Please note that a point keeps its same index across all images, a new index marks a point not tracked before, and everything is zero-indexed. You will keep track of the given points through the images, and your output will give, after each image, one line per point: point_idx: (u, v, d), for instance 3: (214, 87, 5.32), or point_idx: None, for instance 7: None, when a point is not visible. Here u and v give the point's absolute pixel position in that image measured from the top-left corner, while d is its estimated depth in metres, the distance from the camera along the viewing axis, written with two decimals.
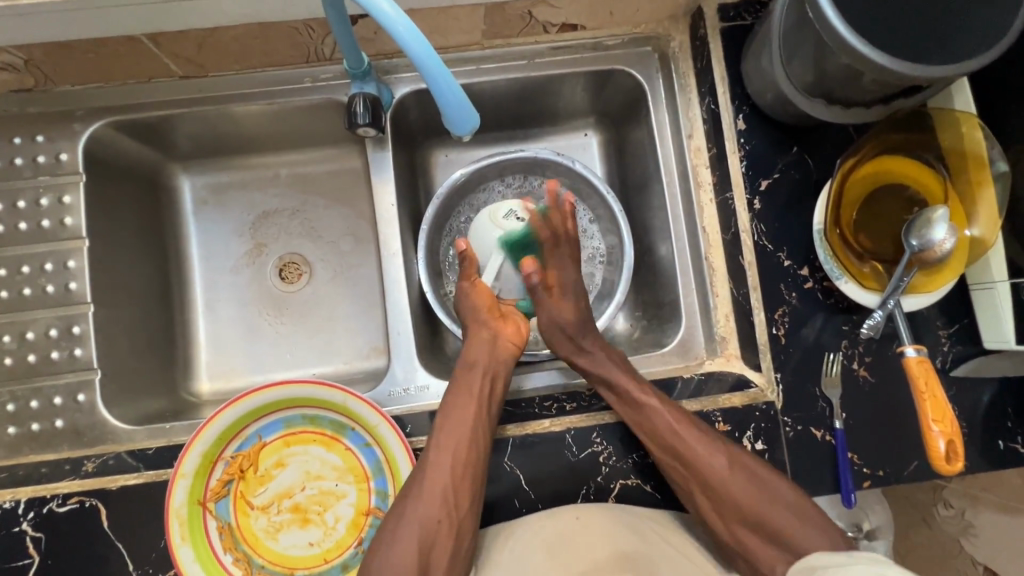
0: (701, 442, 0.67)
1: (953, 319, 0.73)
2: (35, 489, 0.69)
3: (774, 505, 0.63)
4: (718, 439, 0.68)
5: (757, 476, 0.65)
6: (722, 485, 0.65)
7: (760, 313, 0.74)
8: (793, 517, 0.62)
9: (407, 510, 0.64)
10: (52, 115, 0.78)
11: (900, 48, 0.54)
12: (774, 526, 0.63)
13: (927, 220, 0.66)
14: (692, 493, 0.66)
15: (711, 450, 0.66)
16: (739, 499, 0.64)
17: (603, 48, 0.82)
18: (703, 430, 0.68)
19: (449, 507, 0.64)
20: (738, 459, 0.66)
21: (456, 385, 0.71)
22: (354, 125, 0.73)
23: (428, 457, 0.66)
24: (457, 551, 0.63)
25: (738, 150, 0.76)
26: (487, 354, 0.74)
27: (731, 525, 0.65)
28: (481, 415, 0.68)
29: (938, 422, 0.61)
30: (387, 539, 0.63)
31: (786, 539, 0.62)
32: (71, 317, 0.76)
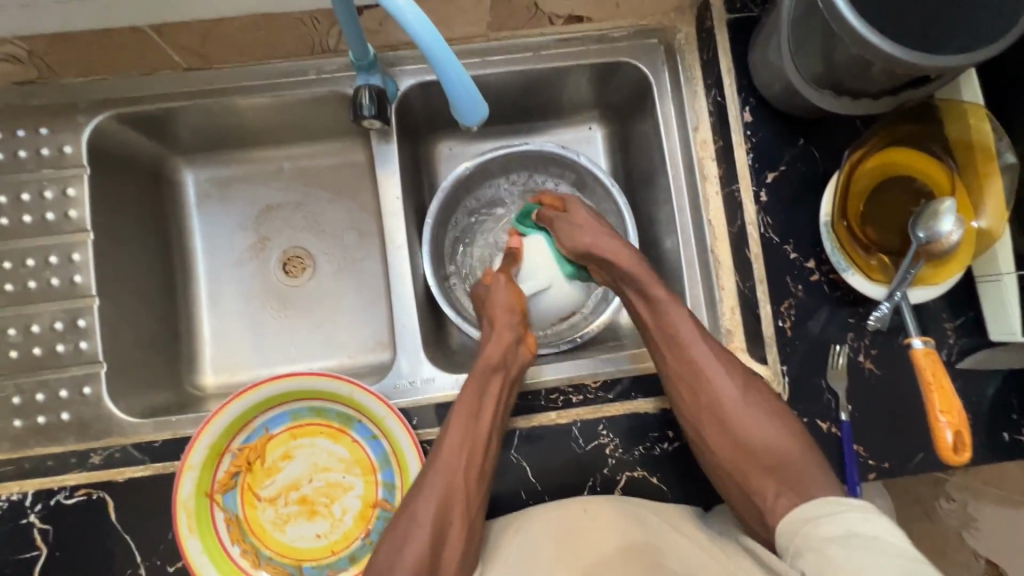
0: (723, 364, 0.68)
1: (959, 311, 0.73)
2: (43, 482, 0.69)
3: (781, 435, 0.65)
4: (738, 367, 0.69)
5: (769, 406, 0.67)
6: (733, 410, 0.67)
7: (766, 306, 0.74)
8: (795, 449, 0.64)
9: (419, 511, 0.63)
10: (55, 108, 0.77)
11: (909, 38, 0.54)
12: (774, 456, 0.64)
13: (934, 212, 0.66)
14: (702, 416, 0.67)
15: (730, 375, 0.68)
16: (745, 425, 0.66)
17: (609, 40, 0.82)
18: (724, 355, 0.69)
19: (461, 506, 0.64)
20: (754, 387, 0.68)
21: (470, 387, 0.69)
22: (359, 117, 0.72)
23: (444, 456, 0.65)
24: (468, 550, 0.63)
25: (744, 142, 0.76)
26: (508, 356, 0.71)
27: (731, 453, 0.66)
28: (496, 417, 0.68)
29: (946, 413, 0.61)
30: (399, 540, 0.62)
31: (784, 470, 0.64)
32: (76, 310, 0.76)
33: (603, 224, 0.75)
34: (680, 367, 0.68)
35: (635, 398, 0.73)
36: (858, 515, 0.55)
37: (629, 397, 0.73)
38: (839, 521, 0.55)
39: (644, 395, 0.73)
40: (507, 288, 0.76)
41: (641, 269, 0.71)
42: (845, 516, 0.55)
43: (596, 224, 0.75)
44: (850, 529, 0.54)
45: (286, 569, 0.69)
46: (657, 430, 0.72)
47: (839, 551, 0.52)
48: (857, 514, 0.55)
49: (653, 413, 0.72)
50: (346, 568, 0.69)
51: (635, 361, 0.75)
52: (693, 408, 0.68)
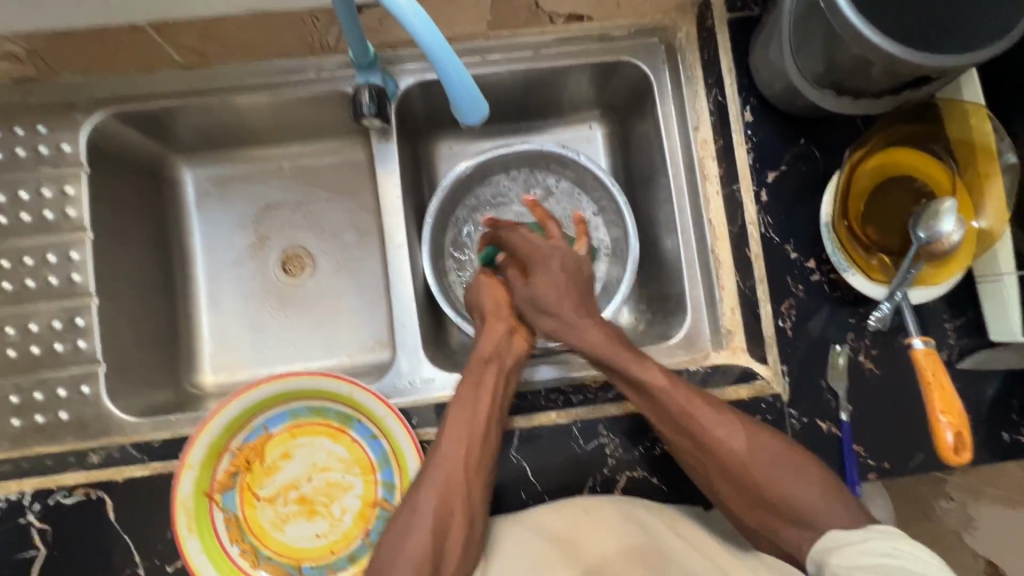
0: (720, 420, 0.65)
1: (960, 312, 0.73)
2: (41, 481, 0.69)
3: (796, 484, 0.62)
4: (737, 416, 0.66)
5: (779, 454, 0.64)
6: (741, 466, 0.64)
7: (766, 306, 0.74)
8: (813, 495, 0.61)
9: (420, 504, 0.63)
10: (54, 106, 0.77)
11: (913, 38, 0.54)
12: (795, 506, 0.62)
13: (935, 212, 0.66)
14: (711, 476, 0.65)
15: (732, 430, 0.65)
16: (759, 480, 0.63)
17: (609, 39, 0.82)
18: (717, 406, 0.67)
19: (460, 499, 0.64)
20: (759, 436, 0.65)
21: (467, 378, 0.70)
22: (359, 116, 0.72)
23: (442, 451, 0.65)
24: (469, 543, 0.63)
25: (745, 142, 0.76)
26: (501, 349, 0.72)
27: (752, 509, 0.64)
28: (494, 410, 0.67)
29: (946, 413, 0.61)
30: (402, 533, 0.62)
31: (806, 520, 0.61)
32: (75, 309, 0.76)
33: (573, 289, 0.75)
34: (674, 432, 0.66)
35: None
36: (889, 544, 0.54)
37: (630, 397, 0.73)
38: (868, 550, 0.55)
39: None
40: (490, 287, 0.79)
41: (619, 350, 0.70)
42: (868, 543, 0.56)
43: (562, 284, 0.75)
44: (874, 557, 0.54)
45: (286, 568, 0.69)
46: (657, 430, 0.71)
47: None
48: (881, 541, 0.55)
49: None
50: (345, 568, 0.69)
51: None
52: (700, 468, 0.66)
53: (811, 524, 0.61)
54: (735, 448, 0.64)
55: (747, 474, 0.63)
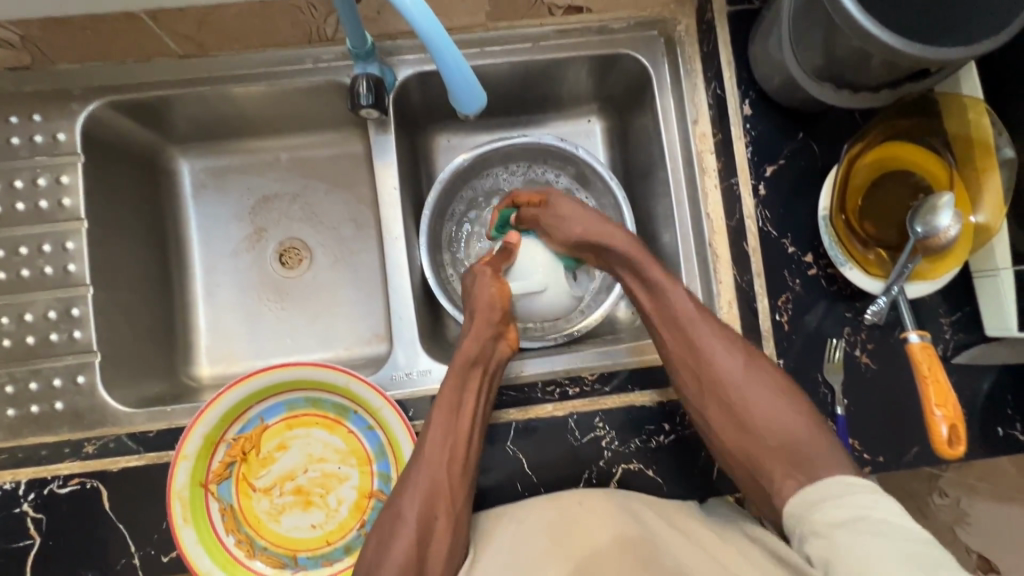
0: (723, 341, 0.68)
1: (956, 307, 0.73)
2: (37, 470, 0.69)
3: (783, 409, 0.65)
4: (738, 341, 0.69)
5: (773, 385, 0.67)
6: (737, 391, 0.67)
7: (763, 300, 0.74)
8: (800, 426, 0.64)
9: (404, 508, 0.64)
10: (49, 94, 0.76)
11: (912, 29, 0.54)
12: (778, 431, 0.65)
13: (932, 207, 0.66)
14: (706, 398, 0.67)
15: (733, 355, 0.68)
16: (748, 402, 0.66)
17: (609, 32, 0.81)
18: (725, 333, 0.69)
19: (445, 499, 0.64)
20: (757, 364, 0.68)
21: (449, 382, 0.69)
22: (357, 107, 0.72)
23: (426, 454, 0.65)
24: (455, 543, 0.63)
25: (743, 136, 0.76)
26: (487, 353, 0.71)
27: (736, 432, 0.66)
28: (477, 412, 0.68)
29: (941, 406, 0.61)
30: (385, 537, 0.62)
31: (786, 445, 0.64)
32: (70, 299, 0.75)
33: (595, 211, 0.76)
34: (680, 347, 0.69)
35: (632, 390, 0.73)
36: (868, 497, 0.55)
37: (626, 390, 0.73)
38: (846, 502, 0.56)
39: (640, 387, 0.73)
40: (495, 282, 0.74)
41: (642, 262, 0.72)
42: (848, 499, 0.56)
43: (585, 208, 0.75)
44: (854, 514, 0.54)
45: (281, 559, 0.69)
46: (653, 423, 0.72)
47: (848, 538, 0.53)
48: (861, 496, 0.56)
49: (650, 406, 0.72)
50: (341, 559, 0.69)
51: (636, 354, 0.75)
52: (695, 388, 0.68)
53: (791, 450, 0.64)
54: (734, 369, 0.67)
55: (738, 396, 0.67)
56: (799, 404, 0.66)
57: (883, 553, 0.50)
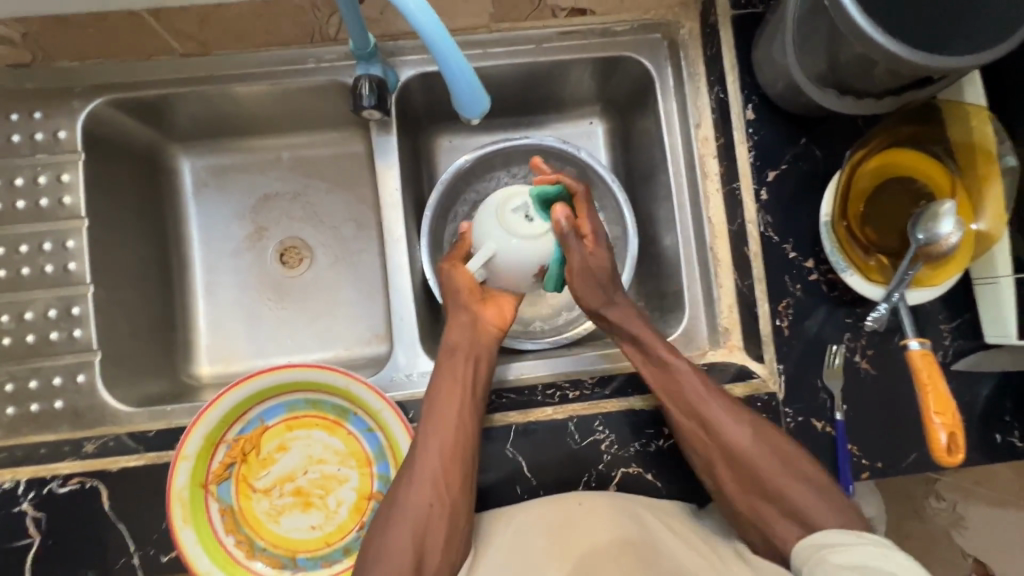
0: (726, 407, 0.67)
1: (956, 314, 0.73)
2: (35, 470, 0.68)
3: (790, 476, 0.64)
4: (744, 411, 0.68)
5: (782, 453, 0.65)
6: (745, 456, 0.65)
7: (764, 305, 0.74)
8: (811, 495, 0.62)
9: (401, 494, 0.64)
10: (50, 92, 0.76)
11: (917, 37, 0.54)
12: (791, 500, 0.62)
13: (935, 213, 0.66)
14: (714, 464, 0.66)
15: (739, 423, 0.66)
16: (760, 470, 0.64)
17: (612, 34, 0.81)
18: (729, 402, 0.68)
19: (440, 487, 0.64)
20: (765, 433, 0.66)
21: (439, 370, 0.70)
22: (359, 108, 0.72)
23: (419, 444, 0.66)
24: (454, 532, 0.63)
25: (746, 140, 0.75)
26: (472, 343, 0.72)
27: (751, 500, 0.64)
28: (466, 400, 0.68)
29: (940, 414, 0.60)
30: (383, 522, 0.64)
31: (798, 517, 0.62)
32: (70, 297, 0.75)
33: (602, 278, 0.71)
34: (685, 419, 0.67)
35: (632, 394, 0.73)
36: (877, 550, 0.53)
37: (626, 394, 0.73)
38: (852, 551, 0.54)
39: (640, 391, 0.73)
40: (456, 271, 0.73)
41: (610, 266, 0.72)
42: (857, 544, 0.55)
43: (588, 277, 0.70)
44: (856, 557, 0.53)
45: (281, 560, 0.69)
46: (653, 427, 0.72)
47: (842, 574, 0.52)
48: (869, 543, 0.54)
49: (649, 410, 0.72)
50: (340, 560, 0.68)
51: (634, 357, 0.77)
52: (705, 456, 0.67)
53: (805, 521, 0.61)
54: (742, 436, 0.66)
55: (749, 464, 0.65)
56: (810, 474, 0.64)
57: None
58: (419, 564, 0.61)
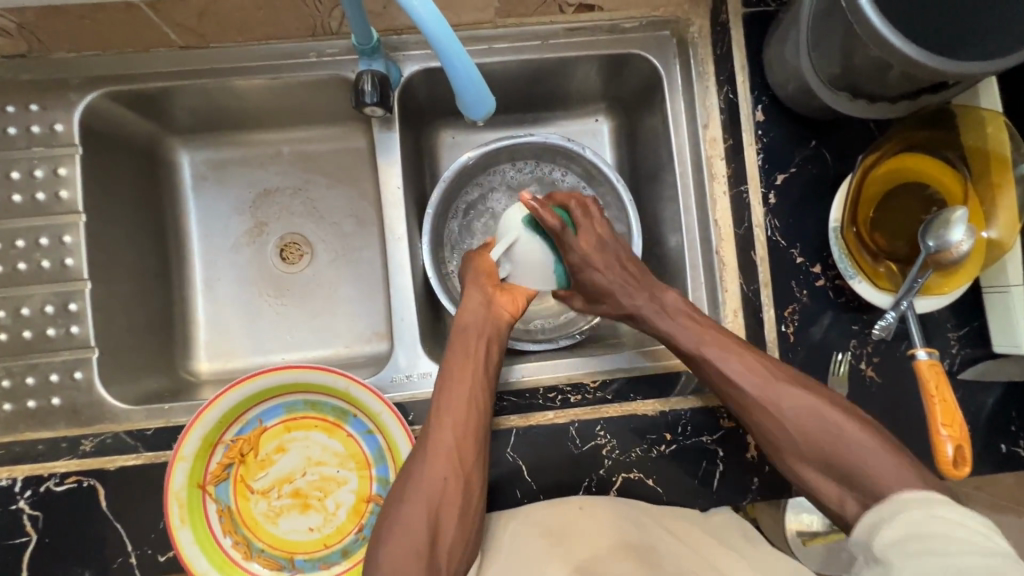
0: (763, 381, 0.66)
1: (964, 322, 0.72)
2: (32, 468, 0.69)
3: (847, 445, 0.62)
4: (790, 379, 0.66)
5: (834, 421, 0.63)
6: (793, 428, 0.64)
7: (769, 311, 0.73)
8: (870, 463, 0.60)
9: (415, 470, 0.64)
10: (45, 83, 0.74)
11: (935, 42, 0.52)
12: (849, 469, 0.61)
13: (945, 221, 0.65)
14: (763, 436, 0.66)
15: (783, 394, 0.65)
16: (814, 440, 0.63)
17: (619, 31, 0.79)
18: (774, 371, 0.66)
19: (455, 464, 0.64)
20: (813, 401, 0.64)
21: (451, 350, 0.70)
22: (361, 104, 0.70)
23: (435, 419, 0.66)
24: (467, 509, 0.63)
25: (754, 142, 0.74)
26: (481, 326, 0.71)
27: (809, 469, 0.64)
28: (478, 376, 0.68)
29: (947, 426, 0.58)
30: (398, 498, 0.63)
31: (860, 483, 0.61)
32: (68, 293, 0.74)
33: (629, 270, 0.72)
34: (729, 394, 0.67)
35: (634, 399, 0.72)
36: (924, 514, 0.53)
37: (629, 399, 0.72)
38: (903, 522, 0.54)
39: (642, 396, 0.72)
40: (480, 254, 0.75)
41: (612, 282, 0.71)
42: (909, 517, 0.54)
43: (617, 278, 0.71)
44: (916, 532, 0.52)
45: (279, 562, 0.68)
46: (655, 433, 0.71)
47: (903, 555, 0.51)
48: (923, 513, 0.54)
49: (652, 415, 0.71)
50: (338, 562, 0.68)
51: (659, 359, 0.76)
52: (754, 428, 0.66)
53: (868, 489, 0.60)
54: (788, 408, 0.64)
55: (802, 436, 0.64)
56: (870, 438, 0.62)
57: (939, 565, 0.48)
58: (434, 539, 0.61)
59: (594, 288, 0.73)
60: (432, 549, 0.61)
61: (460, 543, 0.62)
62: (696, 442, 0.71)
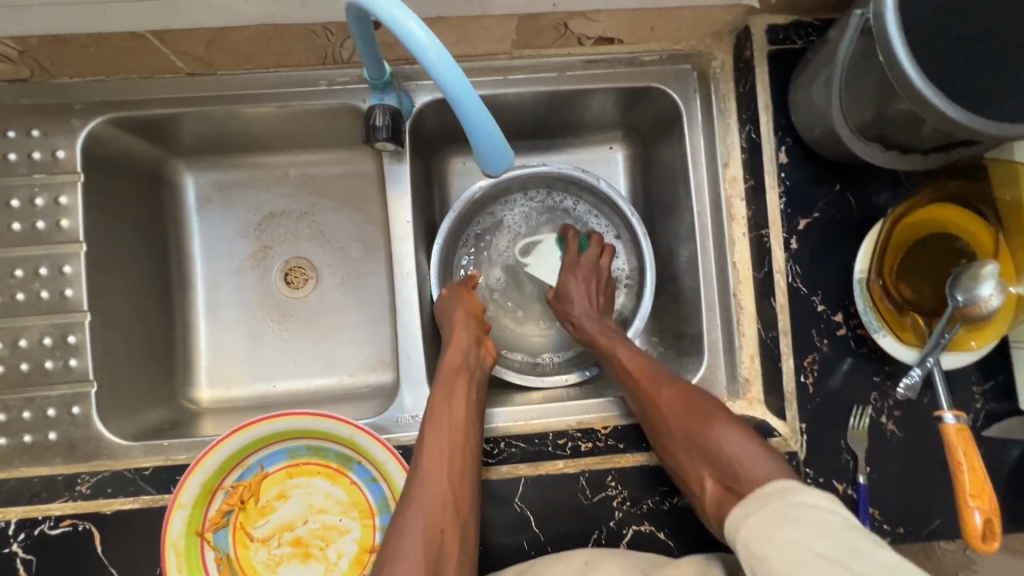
0: (650, 375, 0.68)
1: (989, 375, 0.70)
2: (26, 510, 0.67)
3: (716, 432, 0.60)
4: (674, 378, 0.67)
5: (709, 412, 0.62)
6: (675, 420, 0.63)
7: (789, 360, 0.71)
8: (738, 450, 0.58)
9: (409, 520, 0.57)
10: (48, 109, 0.72)
11: (974, 101, 0.50)
12: (721, 459, 0.59)
13: (975, 275, 0.62)
14: (652, 428, 0.65)
15: (668, 390, 0.66)
16: (692, 428, 0.62)
17: (639, 63, 0.77)
18: (666, 374, 0.68)
19: (451, 512, 0.59)
20: (693, 396, 0.64)
21: (437, 389, 0.67)
22: (372, 139, 0.68)
23: (425, 459, 0.62)
24: (465, 561, 0.58)
25: (777, 184, 0.72)
26: (468, 358, 0.71)
27: (689, 462, 0.61)
28: (470, 417, 0.66)
29: (975, 496, 0.56)
30: (390, 551, 0.56)
31: (729, 468, 0.58)
32: (67, 325, 0.72)
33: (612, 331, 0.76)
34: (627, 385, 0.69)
35: (647, 449, 0.70)
36: (782, 503, 0.51)
37: (641, 448, 0.70)
38: (766, 518, 0.51)
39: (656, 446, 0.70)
40: (465, 295, 0.77)
41: (580, 300, 0.80)
42: (775, 505, 0.52)
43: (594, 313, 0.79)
44: (781, 525, 0.49)
45: None
46: (668, 484, 0.69)
47: (777, 551, 0.48)
48: (782, 500, 0.51)
49: (664, 467, 0.69)
50: None
51: None
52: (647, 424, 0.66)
53: (737, 476, 0.57)
54: (669, 399, 0.65)
55: (680, 424, 0.63)
56: (742, 432, 0.60)
57: (810, 560, 0.46)
58: None
59: (569, 299, 0.80)
60: None
61: None
62: None
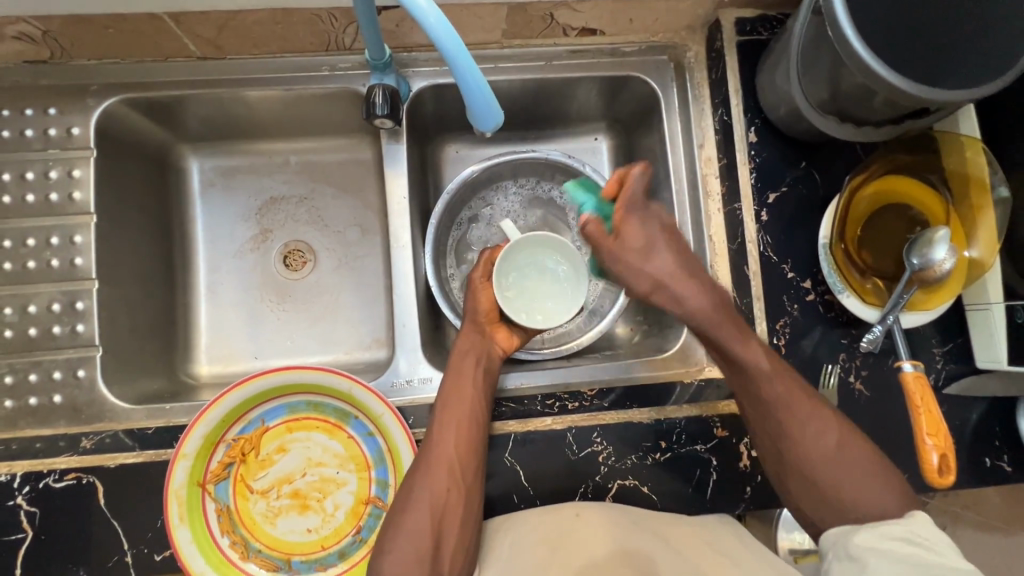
0: (806, 415, 0.63)
1: (948, 338, 0.75)
2: (32, 464, 0.69)
3: (861, 480, 0.60)
4: (824, 412, 0.64)
5: (858, 458, 0.62)
6: (819, 463, 0.62)
7: (762, 323, 0.75)
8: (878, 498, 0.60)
9: (416, 483, 0.64)
10: (65, 88, 0.77)
11: (914, 72, 0.55)
12: (859, 506, 0.60)
13: (928, 240, 0.68)
14: (784, 463, 0.64)
15: (816, 427, 0.63)
16: (836, 470, 0.61)
17: (620, 54, 0.83)
18: (812, 405, 0.64)
19: (456, 477, 0.64)
20: (844, 438, 0.63)
21: (449, 368, 0.71)
22: (372, 116, 0.73)
23: (435, 430, 0.67)
24: (465, 520, 0.63)
25: (748, 161, 0.77)
26: (480, 342, 0.74)
27: (819, 502, 0.62)
28: (478, 395, 0.69)
29: (932, 435, 0.60)
30: (398, 509, 0.63)
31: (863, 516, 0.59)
32: (75, 292, 0.75)
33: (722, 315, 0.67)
34: (760, 411, 0.65)
35: (629, 407, 0.74)
36: (902, 530, 0.56)
37: (623, 406, 0.74)
38: (880, 533, 0.56)
39: (637, 404, 0.74)
40: (483, 288, 0.78)
41: (657, 269, 0.68)
42: (886, 528, 0.56)
43: (707, 304, 0.67)
44: (892, 543, 0.55)
45: (276, 562, 0.68)
46: (650, 441, 0.73)
47: (877, 559, 0.54)
48: (901, 529, 0.56)
49: (647, 423, 0.73)
50: (335, 564, 0.68)
51: (660, 368, 0.78)
52: (776, 456, 0.65)
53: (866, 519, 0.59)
54: (814, 439, 0.62)
55: (823, 465, 0.62)
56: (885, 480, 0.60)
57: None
58: (436, 547, 0.61)
59: (636, 246, 0.68)
60: (433, 556, 0.60)
61: (458, 553, 0.62)
62: (690, 450, 0.73)
